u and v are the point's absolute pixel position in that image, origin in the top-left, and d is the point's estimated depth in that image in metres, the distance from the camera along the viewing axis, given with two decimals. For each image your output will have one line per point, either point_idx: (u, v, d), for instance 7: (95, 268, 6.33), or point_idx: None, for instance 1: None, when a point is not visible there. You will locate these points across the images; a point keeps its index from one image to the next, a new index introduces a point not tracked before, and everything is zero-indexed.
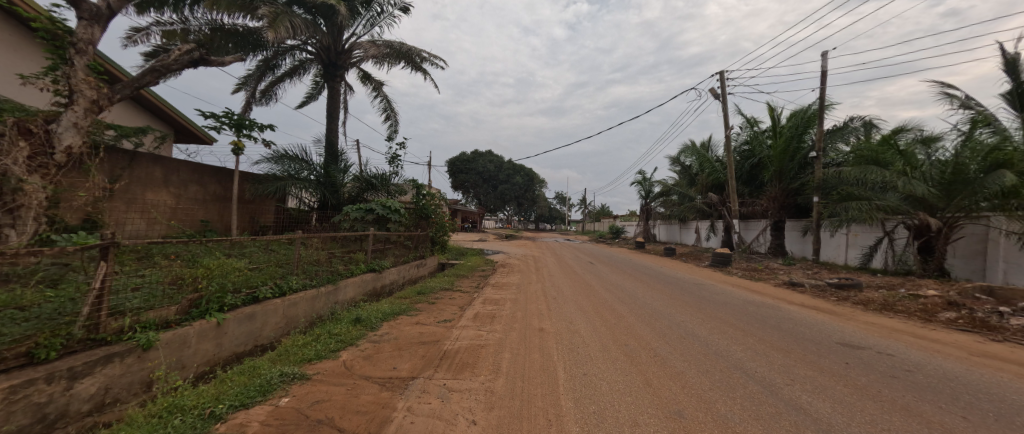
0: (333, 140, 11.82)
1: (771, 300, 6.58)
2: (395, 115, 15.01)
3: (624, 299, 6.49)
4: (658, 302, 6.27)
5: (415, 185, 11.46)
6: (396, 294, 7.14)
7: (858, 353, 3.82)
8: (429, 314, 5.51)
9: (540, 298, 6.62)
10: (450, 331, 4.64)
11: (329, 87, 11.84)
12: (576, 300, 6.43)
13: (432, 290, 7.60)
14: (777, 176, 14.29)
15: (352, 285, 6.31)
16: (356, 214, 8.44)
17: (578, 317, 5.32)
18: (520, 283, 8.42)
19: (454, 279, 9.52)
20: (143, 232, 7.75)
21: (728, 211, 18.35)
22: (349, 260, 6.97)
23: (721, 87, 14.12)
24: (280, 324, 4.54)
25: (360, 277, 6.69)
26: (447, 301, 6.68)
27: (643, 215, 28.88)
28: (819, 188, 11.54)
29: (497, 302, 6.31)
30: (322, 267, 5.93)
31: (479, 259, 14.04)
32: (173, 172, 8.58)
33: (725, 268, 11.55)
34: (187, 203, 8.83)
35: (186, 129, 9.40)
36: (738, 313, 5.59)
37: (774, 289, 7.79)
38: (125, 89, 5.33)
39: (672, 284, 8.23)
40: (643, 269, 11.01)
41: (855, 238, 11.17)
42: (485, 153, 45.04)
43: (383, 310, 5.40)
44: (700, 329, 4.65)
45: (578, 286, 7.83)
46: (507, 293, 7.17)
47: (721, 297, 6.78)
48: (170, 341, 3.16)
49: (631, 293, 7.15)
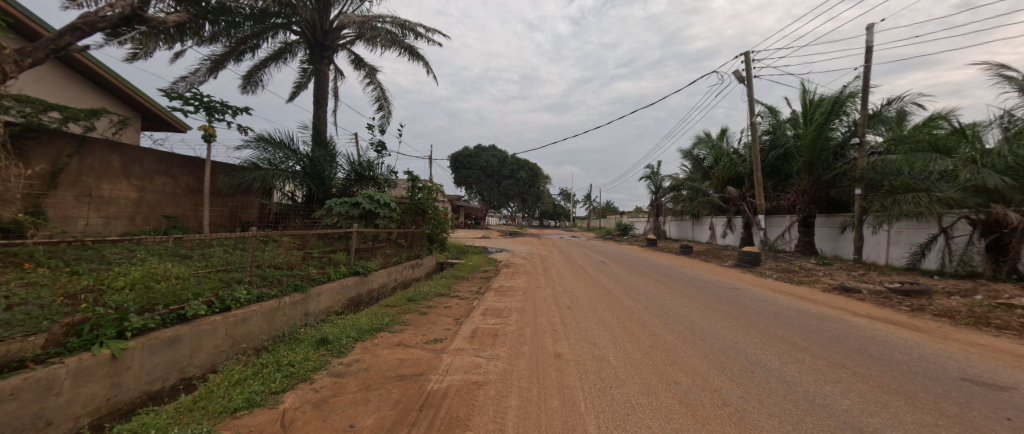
0: (320, 129, 10.81)
1: (832, 312, 5.43)
2: (389, 105, 14.00)
3: (652, 310, 5.41)
4: (695, 314, 5.16)
5: (410, 178, 10.45)
6: (382, 302, 6.12)
7: (1011, 399, 2.70)
8: (417, 331, 4.47)
9: (552, 309, 5.55)
10: (439, 357, 3.57)
11: (316, 70, 10.79)
12: (595, 312, 5.33)
13: (426, 296, 6.58)
14: (806, 167, 13.13)
15: (327, 293, 5.30)
16: (342, 208, 7.36)
17: (602, 334, 4.22)
18: (527, 287, 7.37)
19: (453, 282, 8.45)
20: (97, 230, 6.78)
21: (748, 206, 17.16)
22: (323, 263, 5.94)
23: (746, 70, 12.89)
24: (217, 349, 3.49)
25: (339, 283, 5.65)
26: (441, 310, 5.65)
27: (652, 212, 27.72)
28: (861, 179, 10.32)
29: (500, 313, 5.25)
30: (288, 272, 4.90)
31: (481, 258, 12.98)
32: (135, 161, 7.59)
33: (755, 269, 10.42)
34: (153, 197, 7.86)
35: (154, 114, 8.39)
36: (802, 329, 4.48)
37: (825, 295, 6.67)
38: (40, 52, 4.21)
39: (702, 290, 7.14)
40: (663, 270, 9.85)
41: (902, 236, 10.06)
42: (489, 148, 43.88)
43: (358, 326, 4.34)
44: (767, 354, 3.54)
45: (595, 292, 6.72)
46: (512, 301, 6.10)
47: (769, 307, 5.65)
48: (17, 391, 2.11)
49: (659, 301, 6.03)
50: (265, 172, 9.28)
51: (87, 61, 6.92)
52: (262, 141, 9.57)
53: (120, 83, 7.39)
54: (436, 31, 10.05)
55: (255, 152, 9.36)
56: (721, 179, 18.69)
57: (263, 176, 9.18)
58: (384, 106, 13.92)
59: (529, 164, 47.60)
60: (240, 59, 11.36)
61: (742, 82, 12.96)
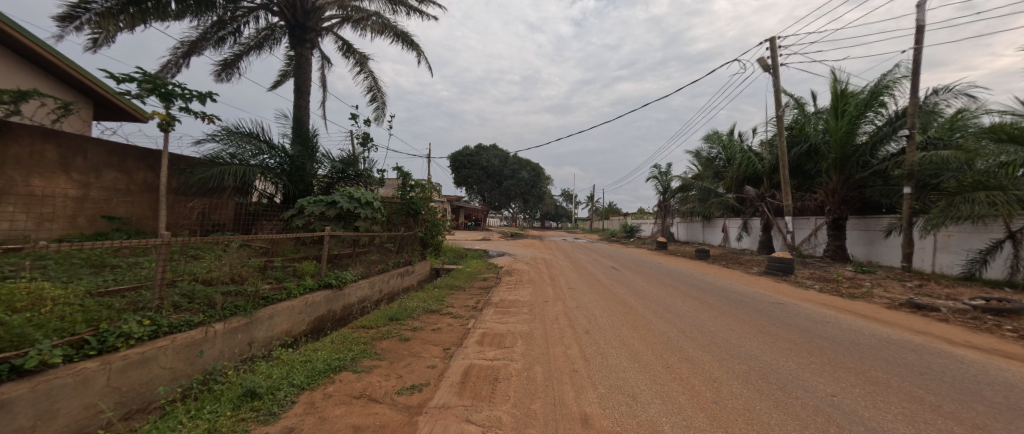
0: (302, 119, 9.69)
1: (924, 341, 4.28)
2: (382, 96, 12.93)
3: (692, 335, 4.30)
4: (753, 343, 4.03)
5: (403, 175, 9.37)
6: (359, 322, 5.04)
7: None
8: (392, 371, 3.36)
9: (567, 333, 4.45)
10: (412, 423, 2.44)
11: (297, 55, 9.71)
12: (622, 338, 4.22)
13: (413, 313, 5.50)
14: (835, 165, 12.06)
15: (283, 314, 4.19)
16: (315, 208, 6.13)
17: (641, 378, 3.10)
18: (533, 301, 6.24)
19: (448, 293, 7.31)
20: (24, 232, 5.65)
21: (767, 208, 16.03)
22: (283, 275, 4.82)
23: (772, 57, 11.73)
24: (90, 411, 2.35)
25: (303, 301, 4.53)
26: (429, 334, 4.56)
27: (659, 214, 26.61)
28: (912, 176, 9.11)
29: (502, 341, 4.14)
30: (229, 288, 3.79)
31: (480, 263, 11.85)
32: (76, 152, 6.48)
33: (787, 277, 9.29)
34: (100, 194, 6.75)
35: (107, 101, 7.29)
36: (910, 372, 3.33)
37: (892, 314, 5.55)
38: None
39: (741, 306, 6.00)
40: (686, 279, 8.69)
41: (952, 241, 9.01)
42: (491, 147, 42.72)
43: (310, 364, 3.23)
44: (893, 420, 2.43)
45: (615, 309, 5.60)
46: (516, 322, 4.96)
47: (839, 334, 4.50)
48: None
49: (696, 322, 4.94)
50: (236, 167, 8.11)
51: (19, 37, 5.80)
52: (232, 132, 8.40)
53: (61, 62, 6.28)
54: (429, 6, 8.93)
55: (223, 145, 8.18)
56: (737, 179, 17.56)
57: (234, 172, 8.00)
58: (377, 98, 12.85)
59: (531, 163, 46.42)
60: (217, 45, 10.28)
61: (768, 72, 11.79)
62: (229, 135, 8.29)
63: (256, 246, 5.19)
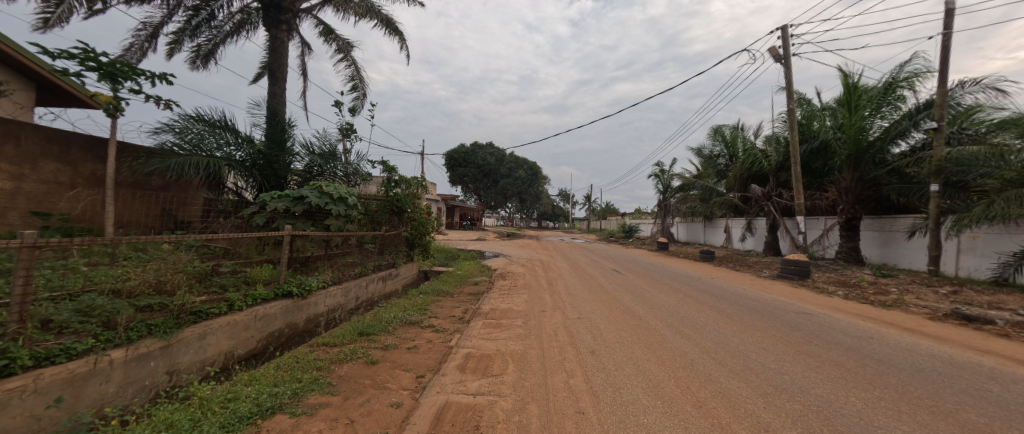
0: (279, 107, 8.88)
1: (1000, 365, 3.54)
2: (365, 86, 12.31)
3: (719, 356, 3.54)
4: (795, 369, 3.28)
5: (389, 171, 8.61)
6: (323, 337, 4.28)
7: None
8: (343, 412, 2.57)
9: (568, 354, 3.66)
10: None
11: (271, 37, 8.92)
12: (635, 360, 3.47)
13: (388, 326, 4.72)
14: (848, 162, 11.38)
15: (223, 332, 3.41)
16: (279, 204, 5.27)
17: (667, 424, 2.35)
18: (528, 311, 5.47)
19: (433, 300, 6.53)
20: None
21: (774, 207, 15.39)
22: (230, 283, 4.04)
23: (783, 47, 11.05)
24: None
25: (250, 315, 3.75)
26: (402, 355, 3.78)
27: (659, 213, 25.90)
28: (940, 172, 8.42)
29: (488, 366, 3.35)
30: (145, 300, 3.02)
31: (473, 265, 11.07)
32: (7, 139, 5.64)
33: (804, 281, 8.59)
34: (37, 188, 5.90)
35: (50, 83, 6.47)
36: (1010, 414, 2.58)
37: (941, 327, 4.82)
38: None
39: (765, 317, 5.25)
40: (694, 284, 7.95)
41: (978, 243, 8.38)
42: (486, 145, 41.77)
43: (233, 407, 2.44)
44: None
45: (622, 322, 4.84)
46: (507, 339, 4.17)
47: (892, 355, 3.76)
48: None
49: (719, 337, 4.19)
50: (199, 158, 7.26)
51: None
52: (197, 119, 7.57)
53: None
54: None
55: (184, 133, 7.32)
56: (741, 176, 16.92)
57: (199, 162, 7.14)
58: (358, 87, 12.21)
59: (528, 162, 45.63)
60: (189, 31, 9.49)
61: (780, 62, 11.08)
62: (192, 122, 7.45)
63: (198, 245, 4.40)
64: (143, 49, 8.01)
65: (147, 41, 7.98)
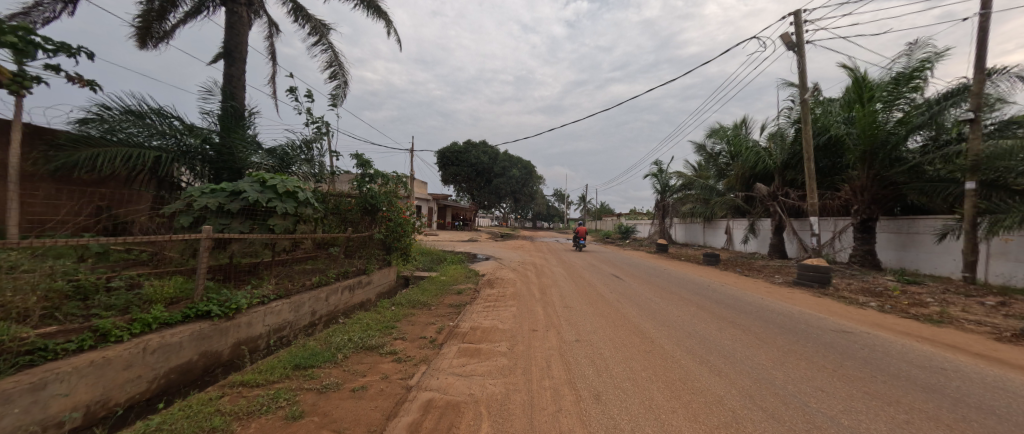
0: (238, 93, 7.86)
1: None
2: (344, 73, 11.37)
3: (766, 406, 2.62)
4: (878, 427, 2.38)
5: (365, 166, 7.69)
6: (247, 371, 3.30)
7: None
8: None
9: (564, 402, 2.70)
10: None
11: (228, 12, 7.91)
12: (656, 411, 2.56)
13: (340, 353, 3.76)
14: (862, 159, 10.67)
15: (83, 377, 2.44)
16: (209, 199, 4.24)
17: None
18: (515, 331, 4.51)
19: (404, 315, 5.54)
20: None
21: (781, 208, 14.61)
22: (119, 304, 3.08)
23: (795, 33, 10.22)
24: None
25: (138, 347, 2.81)
26: (342, 401, 2.79)
27: (657, 214, 25.05)
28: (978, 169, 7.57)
29: (457, 426, 2.39)
30: None
31: (459, 269, 10.10)
32: None
33: (825, 289, 7.74)
34: None
35: None
36: None
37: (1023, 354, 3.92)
38: None
39: (800, 337, 4.39)
40: (705, 293, 7.09)
41: (1013, 247, 7.58)
42: (479, 143, 40.20)
43: None
44: None
45: (630, 346, 3.91)
46: (485, 374, 3.21)
47: (994, 400, 2.83)
48: None
49: (756, 369, 3.30)
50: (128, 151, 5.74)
51: None
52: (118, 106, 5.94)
53: None
54: None
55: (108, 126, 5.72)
56: (743, 175, 16.17)
57: (124, 153, 5.66)
58: (337, 75, 11.24)
59: (522, 160, 44.50)
60: (154, 14, 8.77)
61: (793, 50, 10.22)
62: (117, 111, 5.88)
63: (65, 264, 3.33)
64: (55, 10, 6.90)
65: (61, 2, 6.87)
